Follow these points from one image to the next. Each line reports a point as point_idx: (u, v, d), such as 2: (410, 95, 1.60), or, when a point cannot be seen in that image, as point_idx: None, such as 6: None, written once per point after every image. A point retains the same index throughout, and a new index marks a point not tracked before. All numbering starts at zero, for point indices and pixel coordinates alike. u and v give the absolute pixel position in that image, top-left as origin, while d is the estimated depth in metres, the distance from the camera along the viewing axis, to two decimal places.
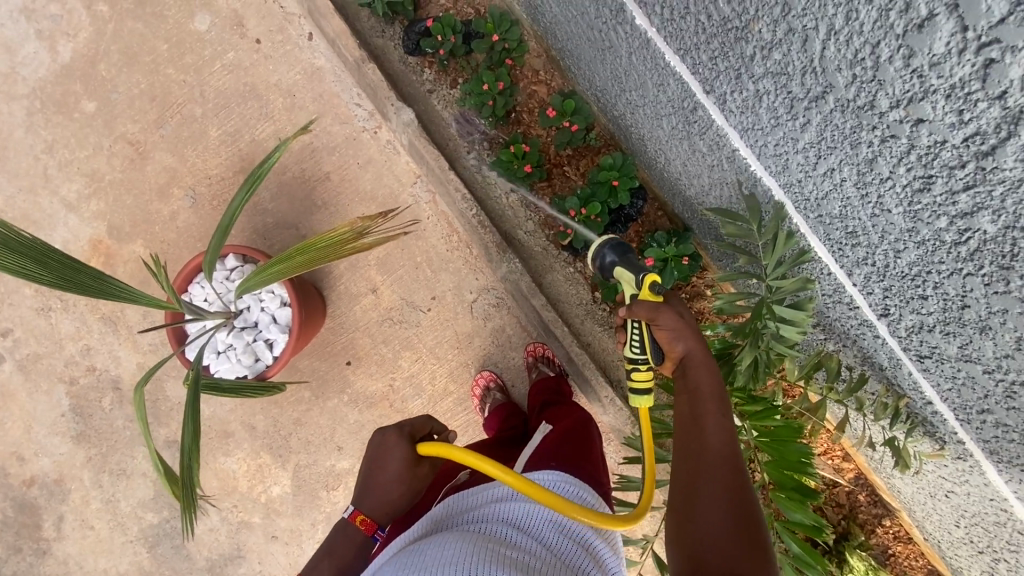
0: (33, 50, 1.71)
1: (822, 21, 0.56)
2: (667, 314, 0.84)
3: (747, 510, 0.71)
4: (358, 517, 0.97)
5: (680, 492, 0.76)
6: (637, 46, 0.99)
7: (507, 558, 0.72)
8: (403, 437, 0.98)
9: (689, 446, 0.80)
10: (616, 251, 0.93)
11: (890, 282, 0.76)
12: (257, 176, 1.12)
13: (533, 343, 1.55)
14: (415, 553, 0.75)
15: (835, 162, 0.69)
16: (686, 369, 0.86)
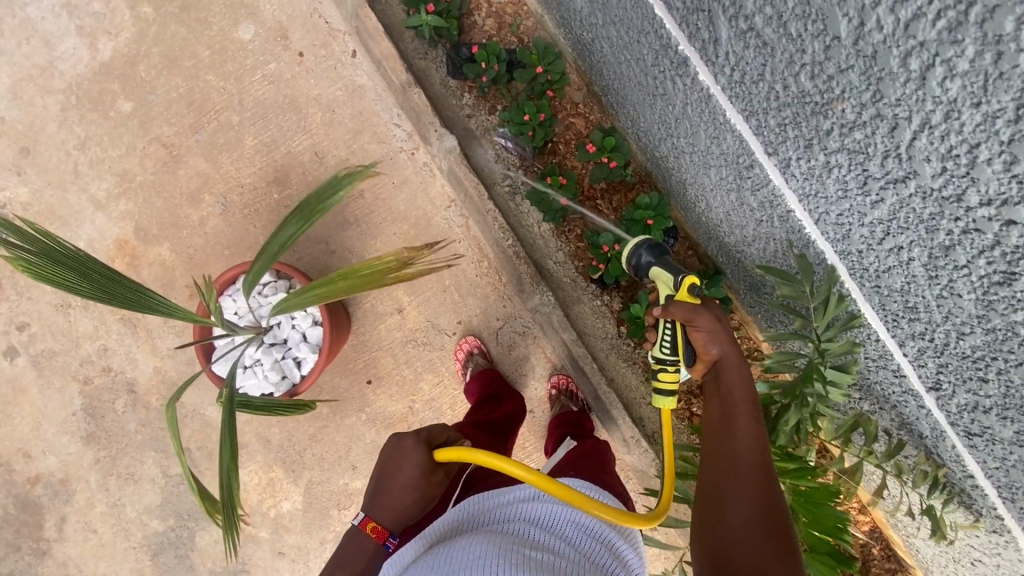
0: (73, 46, 1.70)
1: (917, 116, 0.56)
2: (705, 317, 0.90)
3: (773, 511, 0.76)
4: (368, 525, 0.97)
5: (708, 490, 0.81)
6: (694, 97, 0.99)
7: (530, 561, 0.75)
8: (418, 442, 0.98)
9: (719, 447, 0.85)
10: (652, 252, 1.08)
11: (947, 360, 0.77)
12: (314, 209, 1.14)
13: (556, 374, 1.58)
14: (443, 554, 0.79)
15: (906, 242, 0.70)
16: (720, 373, 0.91)
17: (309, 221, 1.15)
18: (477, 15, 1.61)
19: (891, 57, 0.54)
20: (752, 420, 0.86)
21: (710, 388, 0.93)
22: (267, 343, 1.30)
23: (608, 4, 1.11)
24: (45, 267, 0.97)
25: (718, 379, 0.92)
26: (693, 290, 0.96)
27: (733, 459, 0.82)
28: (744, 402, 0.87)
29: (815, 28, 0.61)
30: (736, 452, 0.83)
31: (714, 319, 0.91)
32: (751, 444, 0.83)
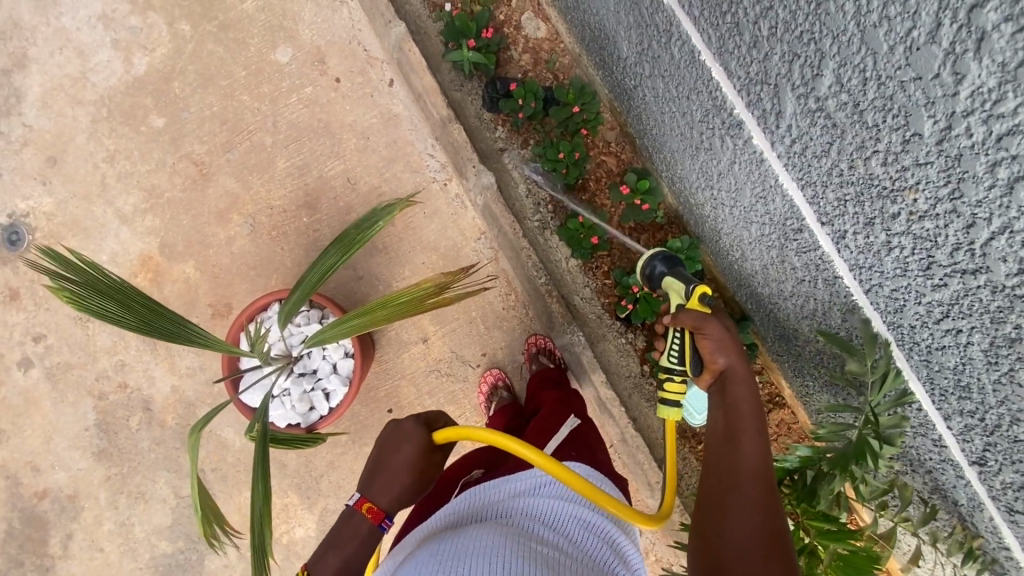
0: (107, 58, 1.68)
1: (998, 218, 0.58)
2: (712, 325, 0.94)
3: (776, 524, 0.75)
4: (363, 505, 0.94)
5: (710, 501, 0.80)
6: (743, 157, 1.01)
7: (535, 551, 0.76)
8: (418, 422, 0.99)
9: (721, 458, 0.84)
10: (665, 263, 1.18)
11: (996, 440, 0.79)
12: (351, 237, 1.14)
13: (533, 335, 1.57)
14: (448, 541, 0.80)
15: (966, 327, 0.71)
16: (725, 384, 0.93)
17: (347, 251, 1.14)
18: (514, 49, 1.61)
19: (977, 162, 0.56)
20: (757, 432, 0.85)
21: (714, 399, 0.93)
22: (297, 372, 1.30)
23: (657, 58, 1.12)
24: (90, 298, 0.97)
25: (723, 390, 0.93)
26: (704, 299, 1.03)
27: (736, 472, 0.81)
28: (750, 412, 0.87)
29: (894, 122, 0.63)
30: (741, 464, 0.82)
31: (721, 327, 0.95)
32: (757, 456, 0.82)
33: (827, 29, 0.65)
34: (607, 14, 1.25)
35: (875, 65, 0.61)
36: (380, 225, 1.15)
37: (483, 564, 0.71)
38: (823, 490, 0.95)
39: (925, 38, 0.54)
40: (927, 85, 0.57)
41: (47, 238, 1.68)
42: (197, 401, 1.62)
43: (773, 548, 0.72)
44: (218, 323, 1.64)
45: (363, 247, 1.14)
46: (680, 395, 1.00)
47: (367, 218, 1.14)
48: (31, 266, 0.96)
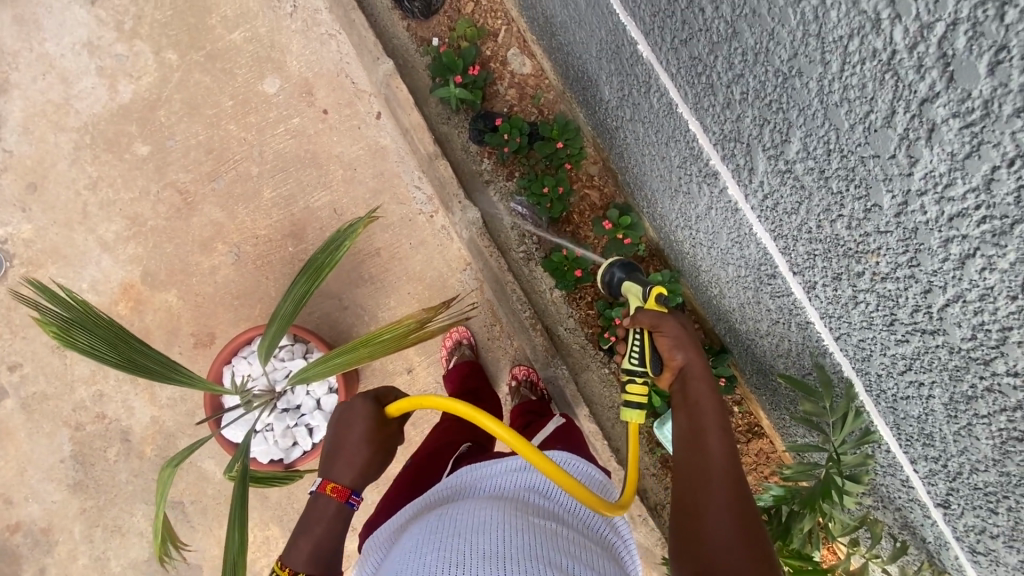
0: (90, 85, 1.67)
1: (951, 288, 0.61)
2: (669, 323, 1.02)
3: (748, 515, 0.80)
4: (327, 486, 0.96)
5: (685, 499, 0.85)
6: (720, 204, 1.04)
7: (532, 524, 0.82)
8: (367, 399, 1.02)
9: (691, 458, 0.89)
10: (624, 270, 1.22)
11: (958, 486, 0.82)
12: (318, 263, 1.13)
13: (519, 365, 1.60)
14: (448, 518, 0.85)
15: (927, 380, 0.75)
16: (686, 381, 0.99)
17: (315, 278, 1.14)
18: (500, 84, 1.64)
19: (931, 237, 0.60)
20: (721, 428, 0.92)
21: (678, 398, 0.99)
22: (280, 408, 1.30)
23: (638, 105, 1.16)
24: (76, 334, 0.98)
25: (685, 388, 0.98)
26: (661, 299, 1.09)
27: (704, 468, 0.86)
28: (712, 410, 0.94)
29: (857, 192, 0.67)
30: (708, 461, 0.87)
31: (677, 325, 1.02)
32: (723, 453, 0.88)
33: (793, 102, 0.69)
34: (589, 58, 1.28)
35: (838, 140, 0.65)
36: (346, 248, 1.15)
37: (483, 543, 0.76)
38: (795, 528, 0.98)
39: (881, 123, 0.58)
40: (884, 164, 0.60)
41: (26, 265, 1.66)
42: (176, 432, 1.60)
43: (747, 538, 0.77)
44: (200, 353, 1.63)
45: (330, 271, 1.14)
46: (643, 398, 1.00)
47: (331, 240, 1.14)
48: (17, 299, 0.97)
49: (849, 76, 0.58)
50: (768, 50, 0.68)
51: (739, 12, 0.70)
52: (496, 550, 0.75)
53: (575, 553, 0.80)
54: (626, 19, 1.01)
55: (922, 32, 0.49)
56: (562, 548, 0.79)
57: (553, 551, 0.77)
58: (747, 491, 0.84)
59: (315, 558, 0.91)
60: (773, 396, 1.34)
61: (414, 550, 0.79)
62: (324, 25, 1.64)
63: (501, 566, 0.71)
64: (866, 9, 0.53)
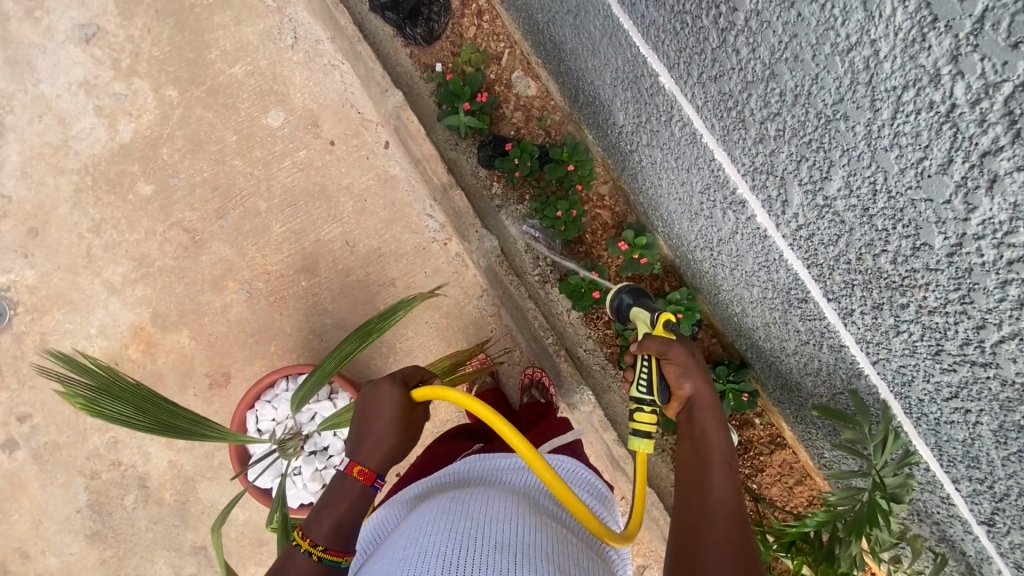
0: (90, 125, 1.63)
1: (1007, 325, 0.63)
2: (677, 351, 0.98)
3: (749, 557, 0.76)
4: (354, 468, 0.92)
5: (684, 534, 0.81)
6: (746, 230, 1.01)
7: (540, 520, 0.80)
8: (395, 382, 0.96)
9: (694, 492, 0.86)
10: (631, 296, 1.19)
11: (1004, 505, 0.83)
12: (373, 327, 1.11)
13: (532, 366, 1.57)
14: (460, 502, 0.83)
15: (976, 408, 0.76)
16: (693, 412, 0.96)
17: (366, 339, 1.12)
18: (506, 107, 1.60)
19: (987, 278, 0.61)
20: (726, 464, 0.89)
21: (684, 430, 0.96)
22: (308, 451, 1.29)
23: (656, 132, 1.15)
24: (104, 403, 1.00)
25: (692, 419, 0.96)
26: (669, 326, 1.04)
27: (708, 505, 0.83)
28: (719, 443, 0.92)
29: (905, 231, 0.67)
30: (712, 498, 0.84)
31: (685, 352, 0.99)
32: (725, 487, 0.86)
33: (837, 143, 0.70)
34: (602, 85, 1.29)
35: (886, 181, 0.66)
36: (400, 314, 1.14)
37: (494, 533, 0.74)
38: (840, 553, 0.97)
39: (936, 169, 0.59)
40: (938, 207, 0.61)
41: (30, 312, 1.62)
42: (196, 475, 1.57)
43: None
44: (216, 393, 1.62)
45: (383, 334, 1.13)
46: (651, 427, 0.94)
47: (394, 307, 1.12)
48: (47, 372, 0.99)
49: (902, 124, 0.60)
50: (811, 93, 0.69)
51: (779, 56, 0.72)
52: (507, 541, 0.72)
53: (576, 555, 0.77)
54: (647, 51, 1.02)
55: (987, 90, 0.51)
56: (566, 548, 0.77)
57: (559, 551, 0.74)
58: (749, 533, 0.81)
59: (338, 534, 0.88)
60: (800, 412, 1.31)
61: (423, 527, 0.77)
62: (327, 56, 1.63)
63: (510, 557, 0.69)
64: (924, 63, 0.55)
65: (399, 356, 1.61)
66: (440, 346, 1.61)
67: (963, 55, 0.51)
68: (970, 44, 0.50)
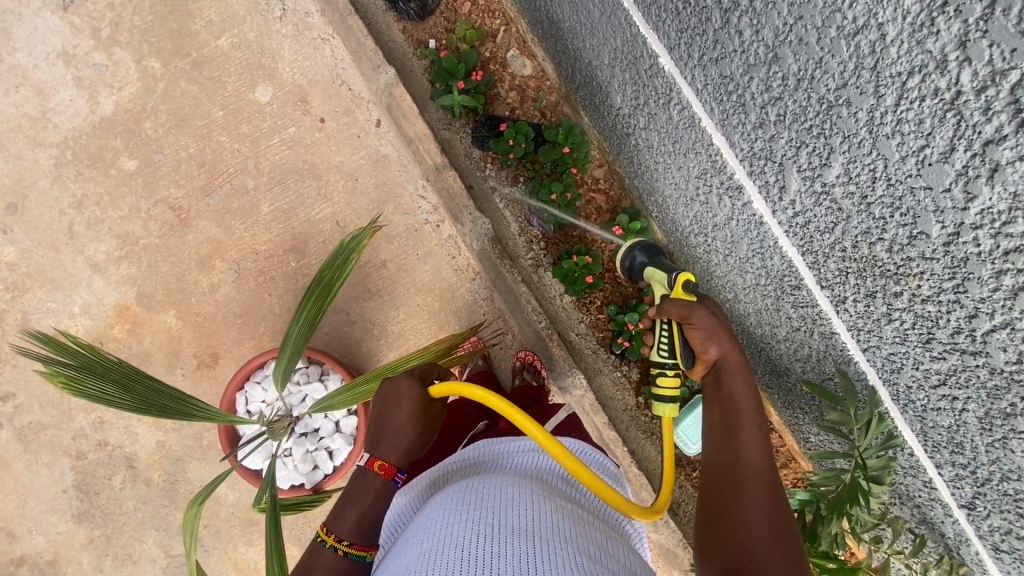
0: (69, 97, 1.57)
1: (999, 315, 0.63)
2: (700, 314, 0.92)
3: (783, 523, 0.75)
4: (374, 464, 0.89)
5: (714, 497, 0.80)
6: (742, 216, 1.00)
7: (566, 510, 0.72)
8: (412, 377, 0.93)
9: (722, 457, 0.83)
10: (646, 253, 1.14)
11: (985, 490, 0.84)
12: (326, 281, 1.12)
13: (523, 350, 1.57)
14: (472, 489, 0.74)
15: (962, 396, 0.77)
16: (720, 376, 0.91)
17: (325, 297, 1.13)
18: (500, 86, 1.56)
19: (982, 268, 0.61)
20: (758, 428, 0.85)
21: (710, 392, 0.92)
22: (299, 432, 1.30)
23: (654, 114, 1.13)
24: (87, 382, 0.98)
25: (719, 382, 0.91)
26: (688, 286, 1.00)
27: (737, 472, 0.81)
28: (749, 407, 0.86)
29: (902, 219, 0.67)
30: (742, 461, 0.82)
31: (709, 315, 0.93)
32: (758, 451, 0.82)
33: (838, 129, 0.69)
34: (599, 65, 1.26)
35: (886, 169, 0.66)
36: (352, 260, 1.14)
37: (512, 520, 0.66)
38: (822, 531, 0.99)
39: (937, 157, 0.59)
40: (937, 196, 0.61)
41: (12, 290, 1.58)
42: (185, 456, 1.56)
43: (781, 541, 0.73)
44: (204, 374, 1.60)
45: (338, 288, 1.13)
46: (675, 391, 0.94)
47: (334, 255, 1.12)
48: (26, 355, 0.99)
49: (906, 110, 0.59)
50: (814, 77, 0.69)
51: (784, 38, 0.71)
52: (527, 527, 0.65)
53: (605, 543, 0.70)
54: (647, 31, 1.00)
55: (994, 77, 0.50)
56: (592, 535, 0.69)
57: (588, 541, 0.66)
58: (783, 499, 0.79)
59: (363, 529, 0.87)
60: (788, 397, 1.31)
61: (436, 521, 0.68)
62: (317, 29, 1.57)
63: (534, 545, 0.61)
64: (931, 49, 0.54)
65: (391, 338, 1.60)
66: (431, 329, 1.60)
67: (972, 41, 0.51)
68: (979, 29, 0.50)
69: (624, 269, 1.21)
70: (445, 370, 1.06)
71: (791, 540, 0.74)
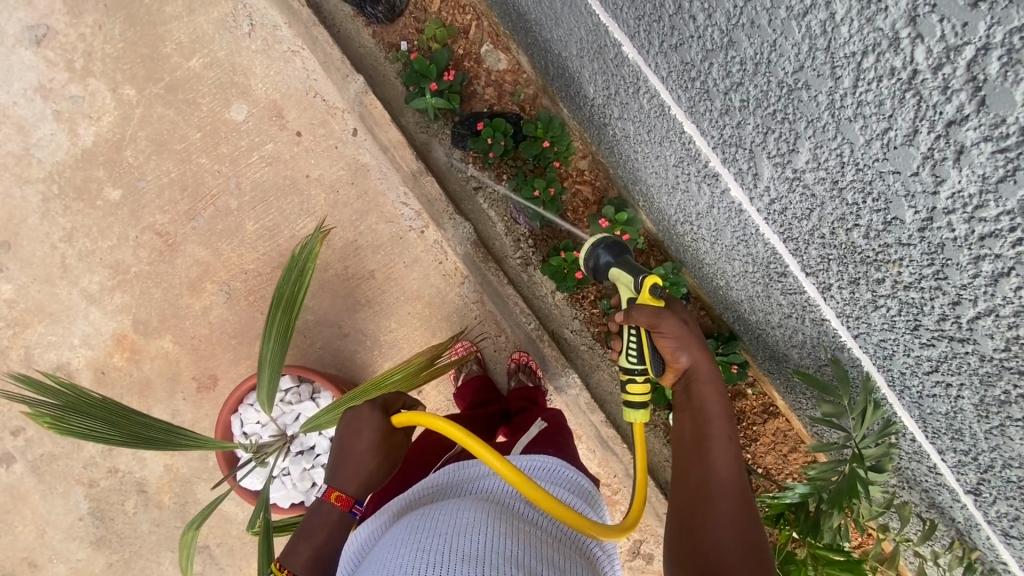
0: (50, 132, 1.58)
1: (982, 301, 0.60)
2: (669, 322, 0.90)
3: (754, 535, 0.73)
4: (331, 495, 0.90)
5: (685, 509, 0.78)
6: (721, 205, 0.96)
7: (522, 532, 0.71)
8: (375, 407, 0.94)
9: (692, 468, 0.82)
10: (611, 252, 1.02)
11: (989, 477, 0.80)
12: (288, 295, 1.11)
13: (517, 351, 1.55)
14: (429, 517, 0.73)
15: (956, 383, 0.73)
16: (691, 386, 0.90)
17: (291, 310, 1.12)
18: (476, 84, 1.52)
19: (959, 254, 0.59)
20: (729, 440, 0.84)
21: (681, 402, 0.91)
22: (295, 451, 1.30)
23: (626, 104, 1.09)
24: (73, 421, 0.99)
25: (689, 392, 0.90)
26: (656, 291, 0.94)
27: (707, 484, 0.79)
28: (719, 417, 0.86)
29: (875, 205, 0.64)
30: (712, 473, 0.80)
31: (678, 323, 0.91)
32: (728, 463, 0.81)
33: (801, 114, 0.67)
34: (569, 56, 1.22)
35: (853, 153, 0.63)
36: (308, 270, 1.12)
37: (464, 547, 0.64)
38: (825, 525, 0.97)
39: (901, 140, 0.56)
40: (906, 180, 0.59)
41: (13, 327, 1.61)
42: (192, 477, 1.59)
43: (751, 555, 0.71)
44: (205, 397, 1.62)
45: (303, 300, 1.12)
46: (645, 398, 0.94)
47: (288, 269, 1.11)
48: (11, 398, 0.99)
49: (864, 92, 0.57)
50: (771, 60, 0.66)
51: (736, 22, 0.68)
52: (478, 553, 0.63)
53: (561, 564, 0.69)
54: (608, 20, 0.96)
55: (948, 53, 0.48)
56: (546, 556, 0.68)
57: (538, 563, 0.65)
58: (754, 513, 0.77)
59: (315, 564, 0.87)
60: (790, 383, 1.27)
61: (389, 552, 0.67)
62: (286, 42, 1.55)
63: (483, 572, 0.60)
64: (882, 26, 0.52)
65: (385, 348, 1.60)
66: (424, 336, 1.59)
67: (921, 16, 0.48)
68: (928, 4, 0.47)
69: (587, 267, 1.08)
70: (414, 398, 1.05)
71: (762, 553, 0.72)
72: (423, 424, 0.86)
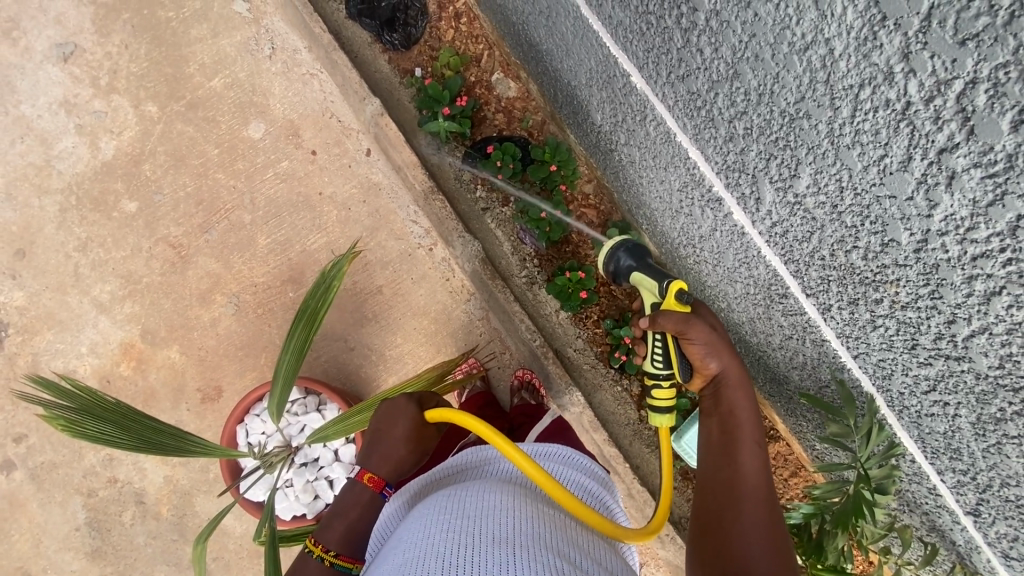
0: (71, 144, 1.63)
1: (976, 320, 0.63)
2: (698, 329, 0.95)
3: (779, 535, 0.81)
4: (364, 475, 0.95)
5: (714, 505, 0.87)
6: (725, 227, 0.99)
7: (547, 518, 0.72)
8: (411, 400, 0.99)
9: (722, 469, 0.90)
10: (630, 256, 1.10)
11: (987, 497, 0.82)
12: (312, 308, 1.13)
13: (521, 368, 1.58)
14: (457, 498, 0.74)
15: (953, 401, 0.76)
16: (720, 389, 0.98)
17: (313, 324, 1.14)
18: (487, 110, 1.57)
19: (953, 274, 0.62)
20: (756, 443, 0.92)
21: (711, 404, 0.99)
22: (299, 462, 1.32)
23: (633, 131, 1.14)
24: (86, 423, 1.00)
25: (719, 395, 0.98)
26: (682, 297, 1.01)
27: (736, 483, 0.87)
28: (748, 422, 0.94)
29: (873, 227, 0.68)
30: (742, 475, 0.88)
31: (707, 329, 0.96)
32: (756, 465, 0.89)
33: (802, 141, 0.71)
34: (578, 85, 1.28)
35: (851, 178, 0.67)
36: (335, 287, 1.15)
37: (493, 530, 0.65)
38: (829, 545, 0.97)
39: (897, 166, 0.60)
40: (902, 204, 0.62)
41: (21, 333, 1.63)
42: (192, 489, 1.58)
43: (775, 550, 0.79)
44: (209, 408, 1.62)
45: (324, 315, 1.14)
46: (671, 402, 1.01)
47: (317, 283, 1.14)
48: (27, 400, 1.01)
49: (862, 121, 0.61)
50: (773, 92, 0.71)
51: (740, 55, 0.73)
52: (507, 534, 0.65)
53: (588, 549, 0.71)
54: (617, 52, 1.02)
55: (939, 87, 0.52)
56: (573, 540, 0.70)
57: (567, 548, 0.67)
58: (778, 513, 0.86)
59: (348, 540, 0.90)
60: (790, 405, 1.28)
61: (419, 531, 0.68)
62: (305, 65, 1.62)
63: (514, 552, 0.61)
64: (878, 62, 0.56)
65: (389, 363, 1.62)
66: (430, 352, 1.61)
67: (914, 53, 0.53)
68: (919, 41, 0.52)
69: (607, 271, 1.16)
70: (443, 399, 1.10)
71: (785, 549, 0.80)
72: (456, 421, 0.91)
